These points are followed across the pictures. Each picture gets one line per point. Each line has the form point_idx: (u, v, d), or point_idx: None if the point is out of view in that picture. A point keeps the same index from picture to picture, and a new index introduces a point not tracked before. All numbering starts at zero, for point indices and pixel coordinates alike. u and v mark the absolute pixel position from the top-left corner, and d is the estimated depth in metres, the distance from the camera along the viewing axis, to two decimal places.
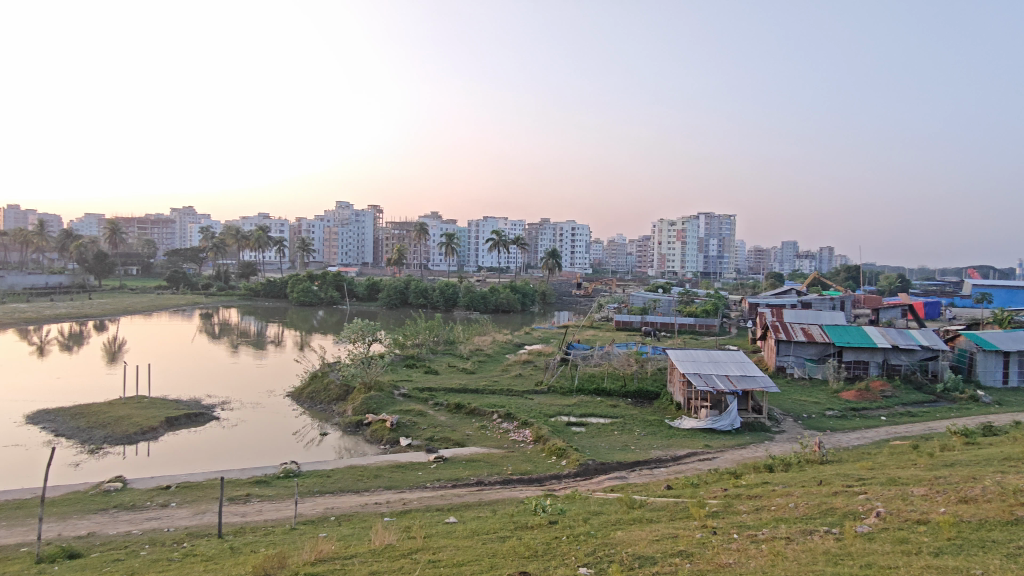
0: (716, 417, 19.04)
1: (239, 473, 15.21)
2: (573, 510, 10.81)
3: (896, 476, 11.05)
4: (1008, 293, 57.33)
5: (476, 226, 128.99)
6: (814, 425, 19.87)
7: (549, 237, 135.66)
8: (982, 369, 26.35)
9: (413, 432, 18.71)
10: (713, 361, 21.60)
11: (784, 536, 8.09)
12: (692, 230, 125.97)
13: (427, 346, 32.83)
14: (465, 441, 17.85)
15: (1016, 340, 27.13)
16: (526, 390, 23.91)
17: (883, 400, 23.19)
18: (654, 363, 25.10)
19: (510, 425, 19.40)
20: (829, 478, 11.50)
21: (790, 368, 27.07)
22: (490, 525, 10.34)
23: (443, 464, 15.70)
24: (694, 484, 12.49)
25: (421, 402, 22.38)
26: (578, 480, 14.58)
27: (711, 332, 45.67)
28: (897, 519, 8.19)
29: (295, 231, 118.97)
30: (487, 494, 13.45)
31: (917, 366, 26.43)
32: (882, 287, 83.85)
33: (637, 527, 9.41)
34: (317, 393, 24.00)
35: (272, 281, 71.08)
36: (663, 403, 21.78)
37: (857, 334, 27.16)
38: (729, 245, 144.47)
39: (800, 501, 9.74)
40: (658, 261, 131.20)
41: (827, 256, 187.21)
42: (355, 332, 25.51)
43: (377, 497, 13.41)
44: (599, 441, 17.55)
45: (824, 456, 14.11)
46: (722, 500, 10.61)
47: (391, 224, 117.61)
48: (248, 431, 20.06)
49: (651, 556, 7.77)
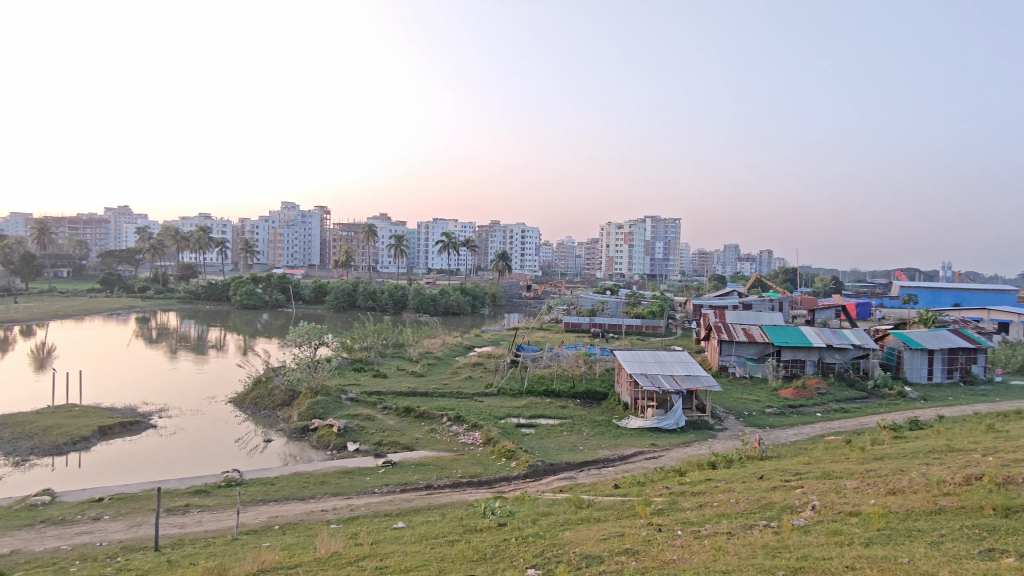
0: (662, 417, 19.43)
1: (178, 483, 14.67)
2: (521, 512, 10.84)
3: (831, 470, 11.53)
4: (933, 294, 60.60)
5: (425, 228, 128.10)
6: (755, 423, 20.50)
7: (499, 240, 135.83)
8: (908, 366, 27.80)
9: (361, 437, 18.41)
10: (659, 362, 22.04)
11: (725, 531, 8.32)
12: (640, 234, 128.41)
13: (375, 349, 32.38)
14: (414, 445, 17.69)
15: (940, 338, 28.69)
16: (476, 392, 23.86)
17: (819, 397, 24.14)
18: (603, 364, 25.47)
19: (459, 427, 19.32)
20: (768, 474, 11.89)
21: (731, 367, 27.90)
22: (439, 529, 10.26)
23: (392, 468, 15.52)
24: (641, 483, 12.68)
25: (369, 406, 22.04)
26: (527, 481, 14.66)
27: (657, 332, 46.68)
28: (831, 511, 8.54)
29: (238, 233, 115.64)
30: (436, 497, 13.36)
31: (850, 364, 27.62)
32: (818, 288, 87.41)
33: (585, 527, 9.52)
34: (260, 399, 23.35)
35: (214, 283, 68.83)
36: (610, 403, 22.10)
37: (795, 335, 28.18)
38: (675, 248, 147.91)
39: (741, 496, 10.06)
40: (606, 264, 133.26)
41: (767, 259, 194.14)
42: (300, 335, 24.94)
43: (323, 504, 13.14)
44: (548, 441, 17.69)
45: (763, 452, 14.59)
46: (667, 497, 10.85)
47: (339, 226, 115.67)
48: (187, 439, 19.35)
49: (598, 555, 7.86)
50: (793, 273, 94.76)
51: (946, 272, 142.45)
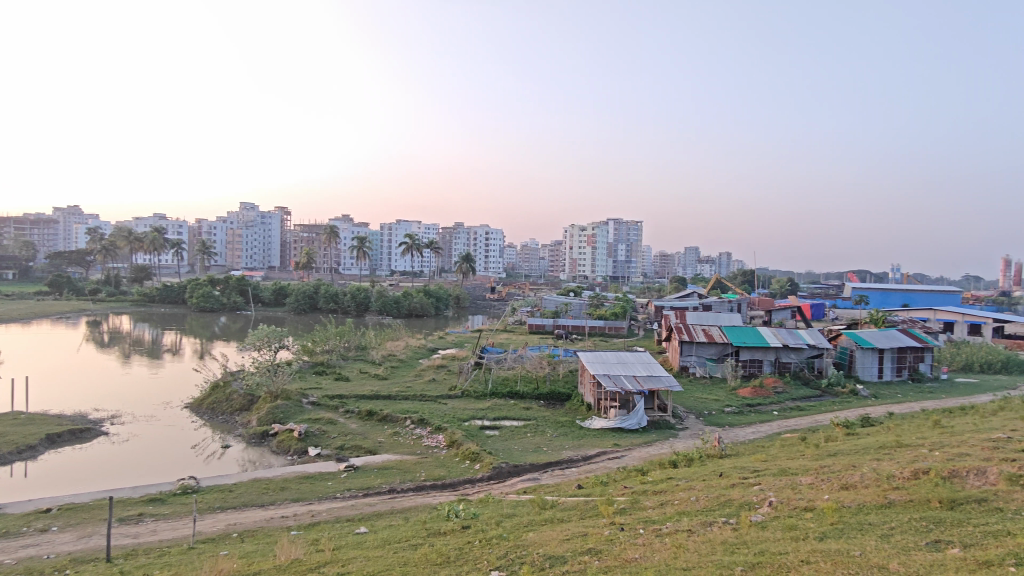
0: (624, 417, 19.65)
1: (131, 492, 14.22)
2: (485, 514, 10.81)
3: (787, 467, 11.84)
4: (883, 295, 62.73)
5: (388, 229, 127.06)
6: (714, 421, 20.89)
7: (463, 242, 135.42)
8: (860, 365, 28.72)
9: (322, 442, 18.14)
10: (621, 362, 22.27)
11: (686, 528, 8.46)
12: (602, 237, 129.82)
13: (337, 352, 31.88)
14: (376, 449, 17.52)
15: (889, 337, 29.72)
16: (439, 395, 23.72)
17: (776, 396, 24.74)
18: (566, 365, 25.67)
19: (423, 430, 19.19)
20: (727, 472, 12.14)
21: (692, 367, 28.38)
22: (402, 533, 10.18)
23: (354, 472, 15.33)
24: (604, 483, 12.82)
25: (331, 410, 21.72)
26: (491, 483, 14.65)
27: (620, 333, 47.25)
28: (787, 507, 8.77)
29: (194, 234, 112.58)
30: (399, 501, 13.24)
31: (805, 363, 28.40)
32: (775, 290, 89.51)
33: (548, 527, 9.56)
34: (218, 404, 22.79)
35: (169, 286, 66.86)
36: (574, 404, 22.26)
37: (753, 335, 28.83)
38: (637, 250, 149.81)
39: (701, 494, 10.24)
40: (570, 265, 134.27)
41: (726, 261, 197.93)
42: (260, 339, 24.45)
43: (283, 510, 12.89)
44: (512, 443, 17.73)
45: (722, 450, 14.90)
46: (630, 496, 10.97)
47: (300, 227, 113.94)
48: (140, 446, 18.75)
49: (560, 555, 7.90)
50: (751, 275, 97.01)
51: (895, 273, 147.46)
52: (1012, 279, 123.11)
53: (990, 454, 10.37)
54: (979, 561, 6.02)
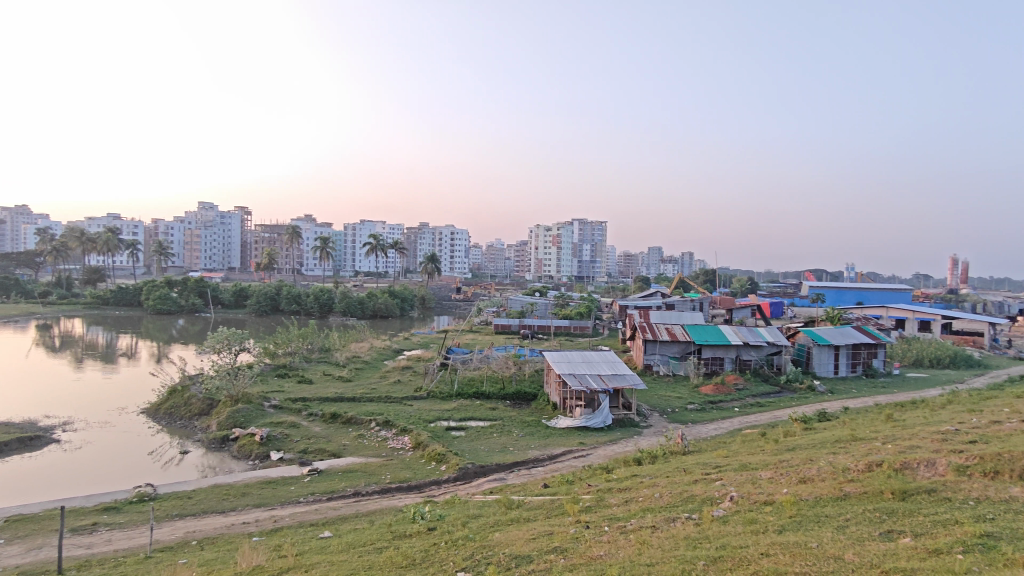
0: (590, 415, 19.81)
1: (84, 500, 13.77)
2: (451, 515, 10.78)
3: (748, 462, 12.09)
4: (838, 294, 64.55)
5: (352, 229, 125.72)
6: (678, 419, 21.20)
7: (428, 242, 134.70)
8: (817, 362, 29.50)
9: (285, 446, 17.82)
10: (587, 362, 22.43)
11: (649, 525, 8.57)
12: (567, 237, 130.69)
13: (300, 354, 31.37)
14: (341, 452, 17.28)
15: (845, 334, 30.59)
16: (405, 396, 23.54)
17: (737, 393, 25.25)
18: (532, 364, 25.79)
19: (388, 432, 19.02)
20: (691, 467, 12.35)
21: (656, 365, 28.74)
22: (367, 536, 10.07)
23: (318, 476, 15.11)
24: (570, 481, 12.91)
25: (294, 413, 21.36)
26: (457, 484, 14.60)
27: (585, 333, 47.60)
28: (748, 501, 8.96)
29: (150, 234, 109.40)
30: (363, 504, 13.10)
31: (765, 361, 29.02)
32: (735, 289, 91.26)
33: (514, 527, 9.58)
34: (176, 409, 22.21)
35: (124, 288, 64.88)
36: (540, 404, 22.33)
37: (714, 333, 29.36)
38: (601, 250, 151.13)
39: (664, 490, 10.39)
40: (535, 266, 134.63)
41: (689, 261, 201.06)
42: (220, 341, 23.93)
43: (245, 516, 12.63)
44: (478, 443, 17.70)
45: (686, 447, 15.14)
46: (595, 494, 11.05)
47: (261, 227, 111.92)
48: (94, 453, 18.16)
49: (527, 554, 7.92)
50: (712, 274, 98.81)
51: (851, 271, 151.86)
52: (959, 278, 128.08)
53: (939, 446, 10.76)
54: (929, 550, 6.24)
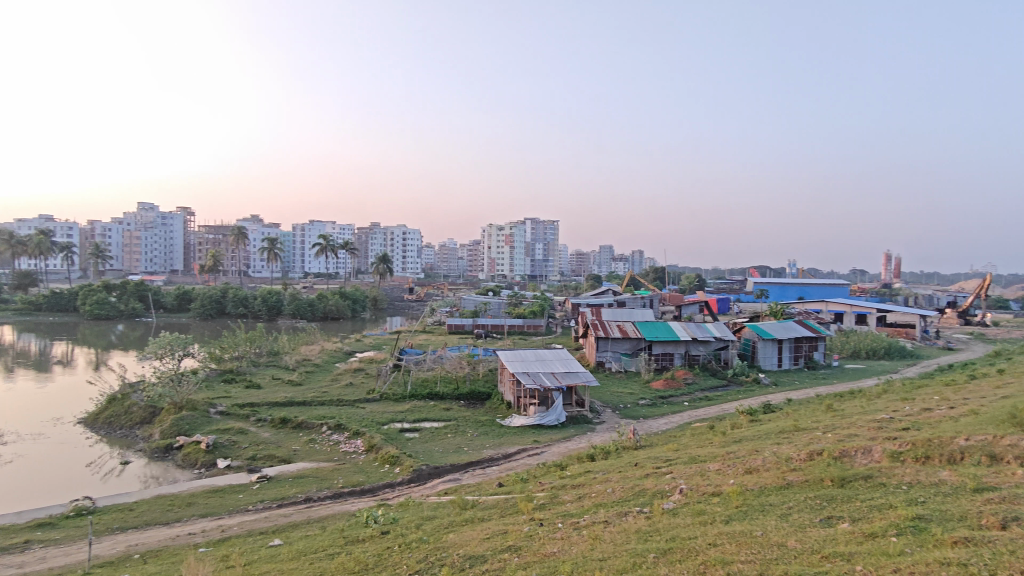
0: (543, 413, 19.94)
1: (15, 518, 13.09)
2: (405, 518, 10.67)
3: (697, 455, 12.37)
4: (781, 289, 66.70)
5: (301, 230, 123.24)
6: (629, 414, 21.55)
7: (380, 242, 133.08)
8: (762, 355, 30.43)
9: (233, 453, 17.34)
10: (540, 360, 22.56)
11: (602, 520, 8.67)
12: (520, 236, 131.21)
13: (247, 359, 30.51)
14: (291, 457, 16.92)
15: (787, 328, 31.64)
16: (357, 399, 23.19)
17: (686, 387, 25.86)
18: (486, 364, 25.82)
19: (340, 436, 18.71)
20: (642, 462, 12.57)
21: (608, 362, 29.12)
22: (318, 543, 9.88)
23: (267, 483, 14.74)
24: (524, 479, 12.96)
25: (242, 419, 20.79)
26: (410, 486, 14.47)
27: (538, 332, 47.82)
28: (696, 493, 9.16)
29: (86, 236, 104.62)
30: (315, 510, 12.86)
31: (712, 355, 29.77)
32: (684, 285, 93.25)
33: (468, 527, 9.56)
34: (115, 418, 21.31)
35: (58, 293, 61.80)
36: (494, 403, 22.36)
37: (664, 330, 29.95)
38: (554, 249, 152.25)
39: (616, 485, 10.54)
40: (488, 265, 134.62)
41: (639, 259, 204.43)
42: (162, 346, 23.08)
43: (190, 527, 12.23)
44: (432, 444, 17.59)
45: (637, 442, 15.41)
46: (548, 492, 11.12)
47: (204, 228, 108.50)
48: (26, 467, 17.27)
49: (481, 554, 7.91)
50: (662, 271, 100.78)
51: (793, 267, 157.08)
52: (892, 273, 134.39)
53: (875, 433, 11.24)
54: (866, 534, 6.51)
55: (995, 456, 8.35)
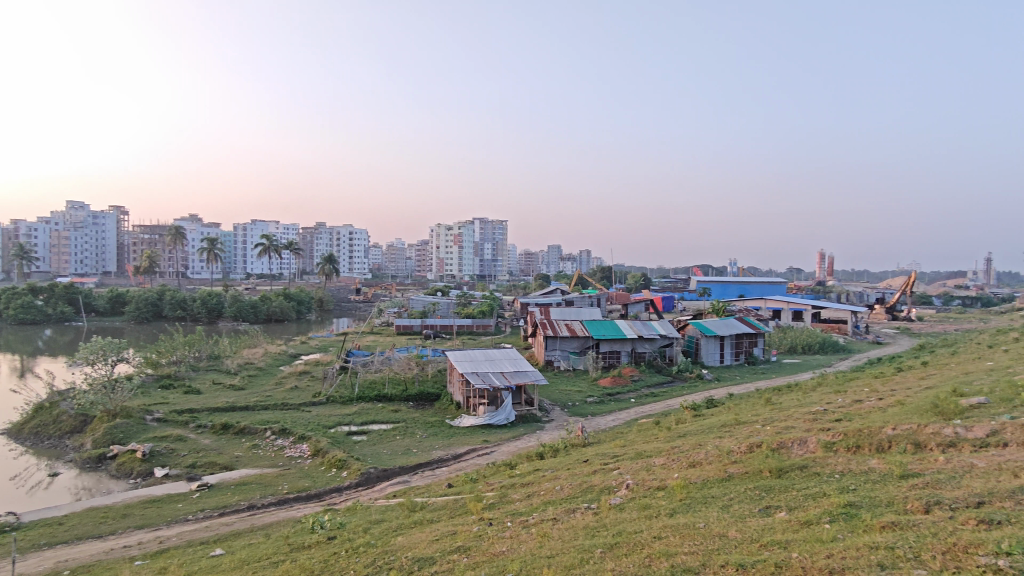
0: (493, 413, 19.97)
1: None
2: (352, 522, 10.50)
3: (643, 450, 12.61)
4: (723, 287, 68.71)
5: (243, 230, 119.81)
6: (578, 412, 21.81)
7: (326, 242, 130.67)
8: (705, 352, 31.28)
9: (171, 461, 16.69)
10: (489, 360, 22.56)
11: (550, 517, 8.75)
12: (469, 236, 131.11)
13: (186, 363, 29.44)
14: (233, 464, 16.40)
15: (729, 325, 32.62)
16: (302, 403, 22.67)
17: (633, 384, 26.35)
18: (434, 365, 25.68)
19: (285, 441, 18.27)
20: (590, 459, 12.73)
21: (556, 361, 29.36)
22: (262, 551, 9.61)
23: (209, 491, 14.25)
24: (474, 479, 12.94)
25: (181, 426, 20.04)
26: (358, 489, 14.26)
27: (487, 332, 47.85)
28: (642, 488, 9.36)
29: (9, 236, 98.82)
30: (259, 517, 12.52)
31: (658, 352, 30.42)
32: (630, 284, 94.99)
33: (417, 529, 9.49)
34: (43, 428, 20.23)
35: None
36: (443, 403, 22.24)
37: (611, 328, 30.40)
38: (502, 248, 152.80)
39: (565, 483, 10.65)
40: (436, 265, 134.05)
41: (586, 259, 207.22)
42: (93, 352, 22.00)
43: (125, 539, 11.73)
44: (381, 447, 17.37)
45: (586, 439, 15.61)
46: (497, 492, 11.13)
47: (139, 228, 104.26)
48: None
49: (430, 556, 7.87)
50: (608, 270, 102.50)
51: (735, 266, 161.98)
52: (826, 271, 140.64)
53: (810, 425, 11.72)
54: (802, 522, 6.77)
55: (919, 444, 8.82)
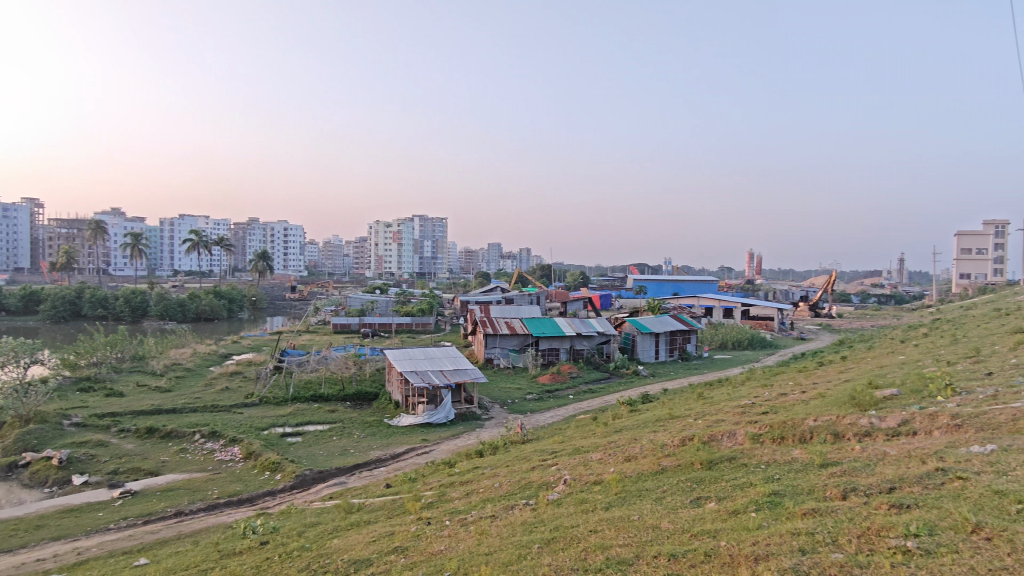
0: (432, 411, 19.89)
1: None
2: (286, 526, 10.24)
3: (580, 446, 12.81)
4: (658, 286, 70.44)
5: (170, 225, 114.77)
6: (518, 409, 21.96)
7: (259, 238, 126.52)
8: (641, 349, 32.03)
9: (90, 468, 15.82)
10: (429, 358, 22.38)
11: (488, 515, 8.76)
12: (408, 233, 129.82)
13: (107, 365, 27.97)
14: (159, 469, 15.72)
15: (664, 322, 33.51)
16: (234, 404, 21.89)
17: (571, 380, 26.75)
18: (373, 363, 25.33)
19: (215, 444, 17.62)
20: (529, 455, 12.80)
21: (496, 359, 29.43)
22: (189, 559, 9.26)
23: (132, 498, 13.59)
24: (413, 478, 12.83)
25: (101, 431, 19.01)
26: (293, 492, 13.90)
27: (427, 330, 47.52)
28: (579, 482, 9.51)
29: None
30: (187, 524, 12.04)
31: (596, 350, 31.00)
32: (569, 283, 96.34)
33: (354, 531, 9.32)
34: None
35: None
36: (382, 403, 21.95)
37: (550, 325, 30.74)
38: (442, 246, 151.99)
39: (504, 480, 10.70)
40: (375, 262, 132.02)
41: (527, 257, 208.72)
42: (3, 354, 20.63)
43: (40, 552, 11.05)
44: (316, 448, 17.00)
45: (525, 436, 15.71)
46: (436, 490, 11.08)
47: (56, 222, 98.38)
48: None
49: (366, 558, 7.74)
50: (548, 267, 103.55)
51: (670, 266, 166.31)
52: (754, 270, 146.74)
53: (738, 418, 12.22)
54: (729, 511, 7.03)
55: (837, 434, 9.30)
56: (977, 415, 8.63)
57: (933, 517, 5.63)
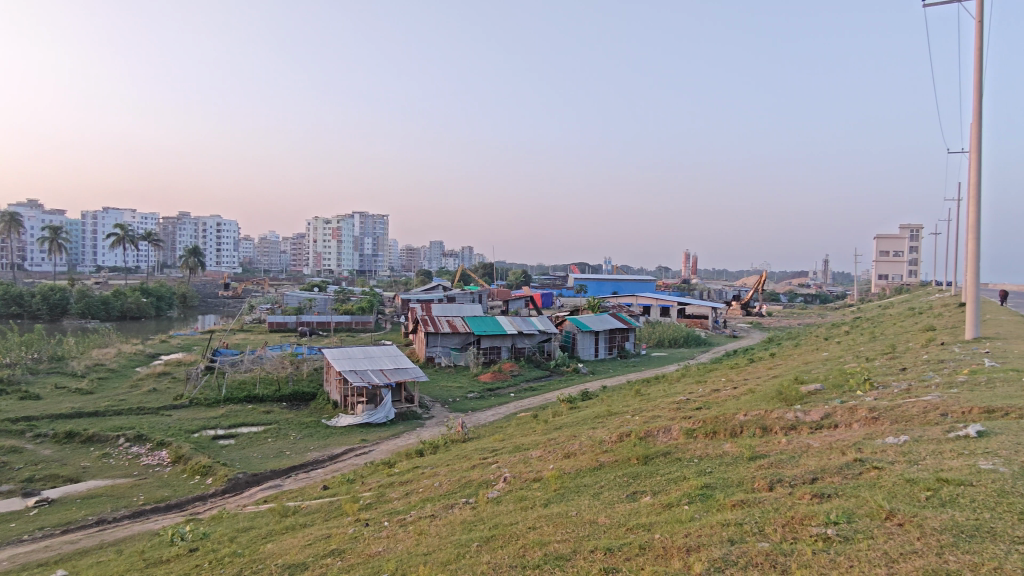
0: (372, 411, 19.60)
1: None
2: (217, 531, 9.90)
3: (520, 444, 12.88)
4: (598, 285, 71.40)
5: (93, 218, 109.04)
6: (458, 407, 21.88)
7: (190, 233, 121.59)
8: (580, 347, 32.44)
9: (2, 476, 14.83)
10: (368, 358, 22.00)
11: (427, 514, 8.72)
12: (348, 230, 127.40)
13: (22, 366, 26.30)
14: (79, 476, 14.91)
15: (603, 321, 34.04)
16: (161, 406, 20.94)
17: (512, 379, 26.86)
18: (310, 363, 24.72)
19: (141, 448, 16.83)
20: (469, 454, 12.78)
21: (438, 358, 29.26)
22: (110, 569, 8.82)
23: (48, 507, 12.83)
24: (350, 479, 12.60)
25: (14, 437, 17.79)
26: (225, 497, 13.43)
27: (367, 328, 46.70)
28: (519, 480, 9.58)
29: None
30: (110, 532, 11.47)
31: (537, 348, 31.24)
32: (511, 282, 96.56)
33: (288, 536, 9.07)
34: None
35: None
36: (319, 403, 21.46)
37: (492, 324, 30.76)
38: (383, 244, 149.87)
39: (444, 479, 10.65)
40: (314, 259, 128.92)
41: (469, 256, 208.06)
42: None
43: None
44: (250, 451, 16.47)
45: (466, 434, 15.66)
46: (375, 491, 10.92)
47: None
48: None
49: (302, 562, 7.57)
50: (490, 266, 103.57)
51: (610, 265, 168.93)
52: (689, 268, 151.14)
53: (673, 414, 12.55)
54: (663, 504, 7.22)
55: (766, 428, 9.67)
56: (892, 408, 9.15)
57: (851, 505, 5.95)
